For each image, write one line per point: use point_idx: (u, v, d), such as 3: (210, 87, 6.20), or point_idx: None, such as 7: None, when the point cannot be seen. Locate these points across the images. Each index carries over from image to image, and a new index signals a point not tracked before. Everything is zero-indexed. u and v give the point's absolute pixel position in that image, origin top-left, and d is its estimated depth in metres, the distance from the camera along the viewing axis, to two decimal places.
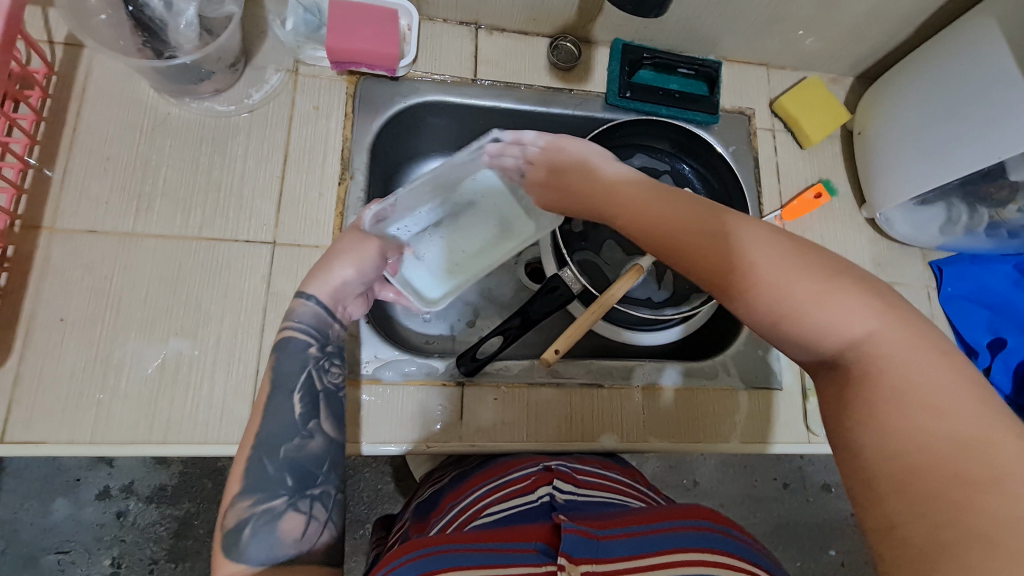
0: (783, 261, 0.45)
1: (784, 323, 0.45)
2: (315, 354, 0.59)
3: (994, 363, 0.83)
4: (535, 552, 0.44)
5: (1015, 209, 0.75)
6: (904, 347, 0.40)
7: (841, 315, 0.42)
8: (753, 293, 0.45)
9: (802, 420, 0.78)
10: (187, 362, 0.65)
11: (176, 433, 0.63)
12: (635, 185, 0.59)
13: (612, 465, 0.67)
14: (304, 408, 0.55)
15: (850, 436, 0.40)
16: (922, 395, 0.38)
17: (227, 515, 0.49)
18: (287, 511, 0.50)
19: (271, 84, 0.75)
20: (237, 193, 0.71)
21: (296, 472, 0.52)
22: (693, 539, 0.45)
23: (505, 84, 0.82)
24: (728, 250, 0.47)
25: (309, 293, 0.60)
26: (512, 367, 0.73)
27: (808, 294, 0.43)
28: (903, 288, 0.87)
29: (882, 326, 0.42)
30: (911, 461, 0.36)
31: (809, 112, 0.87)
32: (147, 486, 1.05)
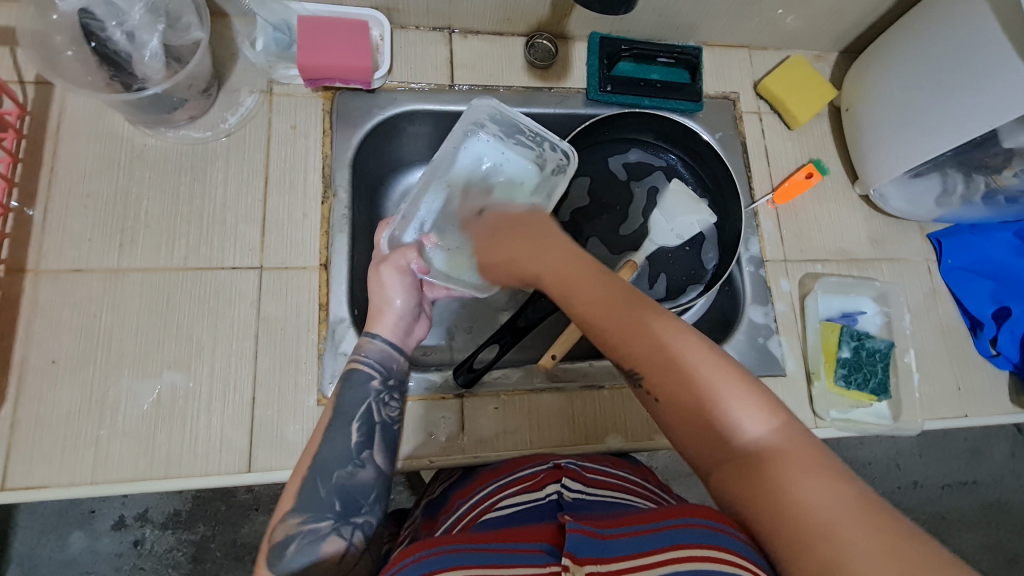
0: (690, 354, 0.46)
1: (690, 421, 0.45)
2: (378, 387, 0.61)
3: (999, 333, 0.82)
4: (541, 553, 0.43)
5: (1011, 174, 0.74)
6: (789, 442, 0.43)
7: (741, 413, 0.44)
8: (670, 388, 0.46)
9: (808, 404, 0.77)
10: (182, 395, 0.64)
11: (177, 467, 0.62)
12: (559, 234, 0.59)
13: (621, 462, 0.66)
14: (361, 436, 0.58)
15: (750, 499, 0.42)
16: (797, 464, 0.42)
17: (276, 529, 0.52)
18: (331, 534, 0.53)
19: (246, 107, 0.74)
20: (220, 220, 0.70)
21: (344, 499, 0.55)
22: (705, 535, 0.42)
23: (483, 88, 0.81)
24: (648, 345, 0.48)
25: (375, 332, 0.63)
26: (511, 374, 0.73)
27: (714, 392, 0.45)
28: (902, 263, 0.86)
29: (771, 423, 0.44)
30: (811, 532, 0.39)
31: (794, 93, 0.86)
32: (161, 513, 1.05)
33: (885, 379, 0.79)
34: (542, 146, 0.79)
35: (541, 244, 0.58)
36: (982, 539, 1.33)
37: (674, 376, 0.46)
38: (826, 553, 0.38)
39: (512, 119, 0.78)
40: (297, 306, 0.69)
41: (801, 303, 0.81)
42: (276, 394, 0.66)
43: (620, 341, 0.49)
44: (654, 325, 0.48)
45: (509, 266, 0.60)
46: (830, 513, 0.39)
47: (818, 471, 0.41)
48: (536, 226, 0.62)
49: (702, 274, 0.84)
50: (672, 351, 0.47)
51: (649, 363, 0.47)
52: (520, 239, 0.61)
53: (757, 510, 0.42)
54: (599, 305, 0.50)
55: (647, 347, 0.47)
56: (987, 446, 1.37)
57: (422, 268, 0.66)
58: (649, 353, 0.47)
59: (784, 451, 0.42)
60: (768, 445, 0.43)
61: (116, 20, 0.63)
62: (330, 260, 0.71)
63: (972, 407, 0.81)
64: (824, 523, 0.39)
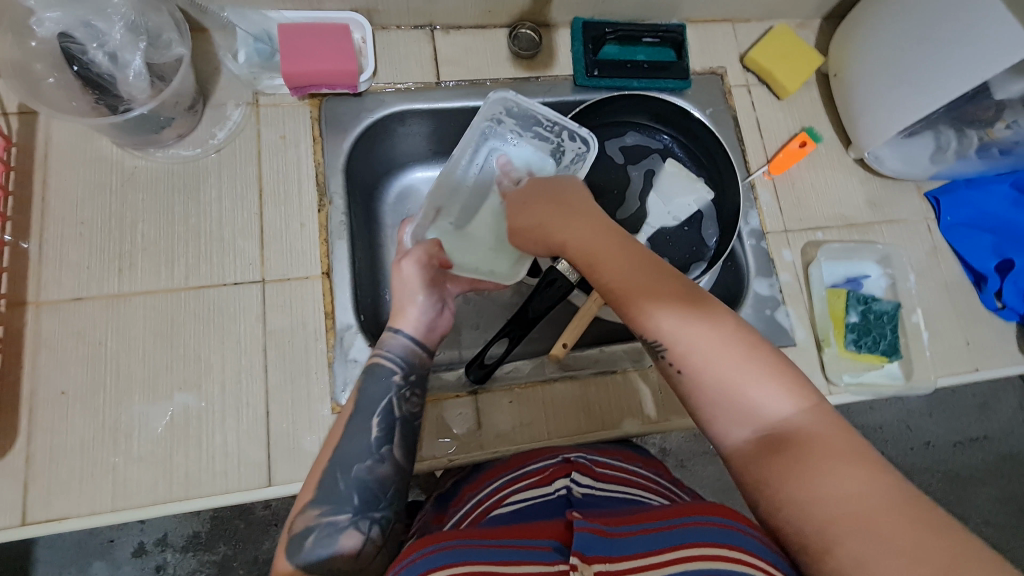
0: (717, 334, 0.49)
1: (716, 395, 0.47)
2: (399, 382, 0.62)
3: (1004, 285, 0.83)
4: (548, 551, 0.43)
5: (1004, 126, 0.76)
6: (818, 425, 0.45)
7: (769, 391, 0.46)
8: (697, 363, 0.48)
9: (820, 371, 0.77)
10: (195, 415, 0.64)
11: (198, 488, 0.62)
12: (592, 204, 0.60)
13: (634, 457, 0.67)
14: (381, 431, 0.59)
15: (776, 485, 0.43)
16: (823, 445, 0.43)
17: (297, 520, 0.54)
18: (349, 527, 0.54)
19: (234, 121, 0.73)
20: (217, 237, 0.69)
21: (362, 493, 0.55)
22: (709, 533, 0.43)
23: (471, 82, 0.81)
24: (676, 320, 0.50)
25: (398, 326, 0.64)
26: (522, 368, 0.73)
27: (740, 369, 0.47)
28: (901, 225, 0.86)
29: (798, 405, 0.46)
30: (837, 520, 0.40)
31: (780, 62, 0.85)
32: (180, 536, 1.04)
33: (895, 340, 0.79)
34: (561, 135, 0.78)
35: (571, 214, 0.58)
36: (997, 492, 1.34)
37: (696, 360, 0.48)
38: (852, 548, 0.38)
39: (526, 110, 0.77)
40: (303, 317, 0.69)
41: (805, 271, 0.81)
42: (290, 407, 0.66)
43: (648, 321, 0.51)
44: (682, 306, 0.50)
45: (537, 233, 0.60)
46: (860, 503, 0.40)
47: (844, 452, 0.43)
48: (568, 194, 0.61)
49: (704, 251, 0.83)
50: (697, 334, 0.49)
51: (676, 339, 0.49)
52: (548, 204, 0.61)
53: (780, 490, 0.43)
54: (631, 278, 0.52)
55: (674, 321, 0.50)
56: (995, 400, 1.38)
57: (443, 262, 0.70)
58: (676, 334, 0.49)
59: (810, 434, 0.44)
60: (798, 428, 0.45)
61: (96, 42, 0.62)
62: (331, 268, 0.71)
63: (982, 361, 0.81)
64: (854, 512, 0.40)
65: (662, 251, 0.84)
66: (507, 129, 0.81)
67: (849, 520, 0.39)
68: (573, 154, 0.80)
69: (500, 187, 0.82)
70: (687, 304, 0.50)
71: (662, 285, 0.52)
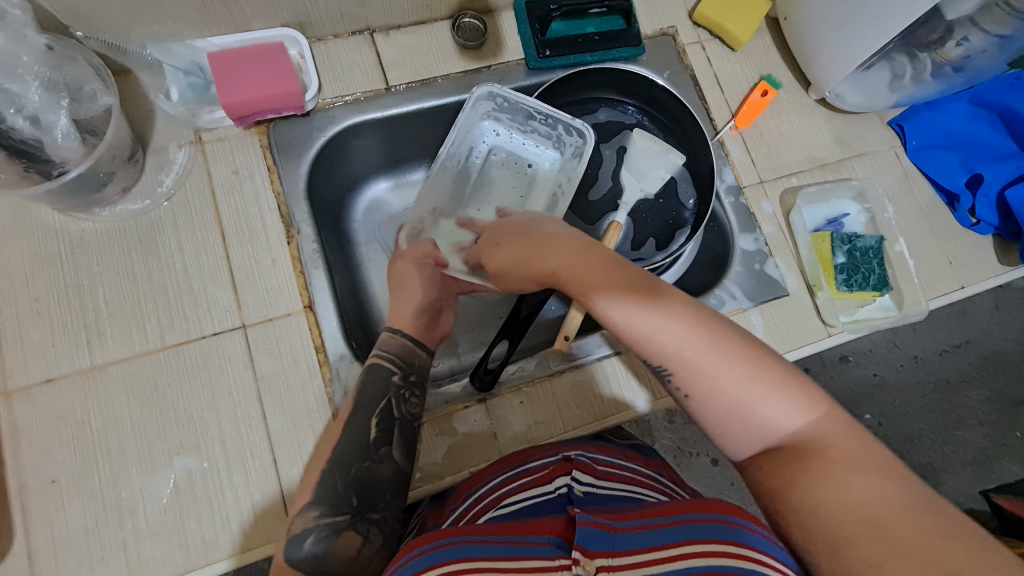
0: (722, 352, 0.49)
1: (727, 415, 0.48)
2: (398, 383, 0.62)
3: (976, 200, 0.83)
4: (549, 545, 0.42)
5: (955, 44, 0.74)
6: (832, 437, 0.45)
7: (781, 408, 0.47)
8: (704, 383, 0.49)
9: (816, 316, 0.77)
10: (200, 478, 0.61)
11: (217, 550, 0.59)
12: (566, 232, 0.60)
13: (635, 455, 0.66)
14: (379, 433, 0.59)
15: (797, 498, 0.44)
16: (839, 456, 0.44)
17: (296, 520, 0.54)
18: (347, 529, 0.55)
19: (180, 163, 0.69)
20: (186, 288, 0.66)
21: (360, 492, 0.56)
22: (712, 529, 0.43)
23: (421, 82, 0.77)
24: (680, 339, 0.50)
25: (397, 328, 0.64)
26: (526, 366, 0.71)
27: (752, 388, 0.47)
28: (871, 156, 0.86)
29: (810, 417, 0.47)
30: (855, 527, 0.41)
31: (730, 13, 0.84)
32: None
33: (883, 273, 0.80)
34: (558, 129, 0.78)
35: (553, 243, 0.58)
36: (987, 392, 1.39)
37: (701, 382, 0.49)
38: (868, 553, 0.39)
39: (516, 103, 0.76)
40: (293, 356, 0.66)
41: (787, 220, 0.81)
42: (298, 451, 0.63)
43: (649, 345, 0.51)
44: (680, 328, 0.50)
45: (517, 269, 0.60)
46: (876, 510, 0.41)
47: (860, 461, 0.44)
48: (539, 226, 0.63)
49: (683, 215, 0.83)
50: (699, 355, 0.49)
51: (680, 357, 0.50)
52: (526, 241, 0.61)
53: (795, 501, 0.44)
54: (625, 296, 0.53)
55: (677, 341, 0.50)
56: (971, 305, 1.43)
57: (439, 260, 0.70)
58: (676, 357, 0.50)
59: (825, 442, 0.45)
60: (812, 438, 0.46)
61: (13, 107, 0.56)
62: (313, 300, 0.68)
63: (965, 277, 0.83)
64: (874, 520, 0.40)
65: (644, 224, 0.83)
66: (501, 123, 0.80)
67: (861, 522, 0.41)
68: (571, 147, 0.80)
69: (501, 183, 0.81)
70: (688, 324, 0.50)
71: (662, 305, 0.52)
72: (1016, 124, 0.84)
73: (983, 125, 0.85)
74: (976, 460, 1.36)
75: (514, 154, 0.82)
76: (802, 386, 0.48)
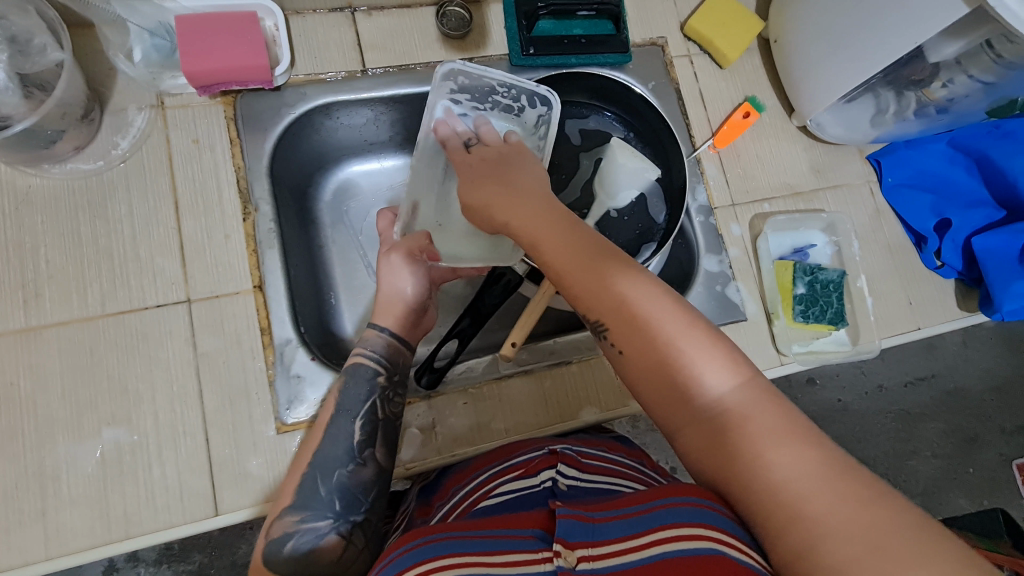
0: (661, 309, 0.49)
1: (651, 371, 0.49)
2: (383, 384, 0.63)
3: (942, 244, 0.84)
4: (532, 538, 0.43)
5: (940, 86, 0.73)
6: (751, 406, 0.46)
7: (710, 368, 0.47)
8: (632, 340, 0.49)
9: (770, 343, 0.78)
10: (129, 451, 0.60)
11: (138, 525, 0.59)
12: (535, 187, 0.59)
13: (618, 446, 0.68)
14: (363, 435, 0.59)
15: (737, 478, 0.44)
16: (760, 422, 0.45)
17: (274, 526, 0.54)
18: (329, 531, 0.55)
19: (138, 127, 0.67)
20: (132, 256, 0.64)
21: (343, 498, 0.56)
22: (685, 513, 0.43)
23: (399, 68, 0.76)
24: (614, 296, 0.50)
25: (383, 325, 0.65)
26: (475, 367, 0.71)
27: (679, 346, 0.48)
28: (845, 189, 0.86)
29: (735, 381, 0.47)
30: (784, 513, 0.41)
31: (721, 30, 0.83)
32: (152, 551, 1.02)
33: (841, 307, 0.81)
34: (523, 98, 0.74)
35: (519, 198, 0.57)
36: (944, 425, 1.42)
37: (634, 333, 0.49)
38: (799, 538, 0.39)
39: (477, 79, 0.73)
40: (237, 335, 0.64)
41: (753, 245, 0.81)
42: (232, 433, 0.62)
43: (588, 297, 0.51)
44: (624, 282, 0.50)
45: (479, 214, 0.60)
46: (805, 493, 0.41)
47: (778, 427, 0.44)
48: (510, 172, 0.61)
49: (654, 229, 0.82)
50: (636, 308, 0.49)
51: (614, 314, 0.50)
52: (495, 187, 0.59)
53: (729, 467, 0.45)
54: (570, 251, 0.53)
55: (610, 300, 0.50)
56: (939, 339, 1.46)
57: (433, 255, 0.68)
58: (612, 311, 0.50)
59: (746, 408, 0.45)
60: (735, 404, 0.46)
61: None
62: (263, 281, 0.66)
63: (923, 319, 0.83)
64: (795, 504, 0.41)
65: (612, 234, 0.81)
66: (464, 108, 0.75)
67: (788, 510, 0.41)
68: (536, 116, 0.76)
69: None
70: (627, 279, 0.51)
71: (602, 258, 0.52)
72: (993, 173, 0.85)
73: (960, 169, 0.86)
74: (926, 490, 1.39)
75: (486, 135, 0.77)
76: (731, 351, 0.48)
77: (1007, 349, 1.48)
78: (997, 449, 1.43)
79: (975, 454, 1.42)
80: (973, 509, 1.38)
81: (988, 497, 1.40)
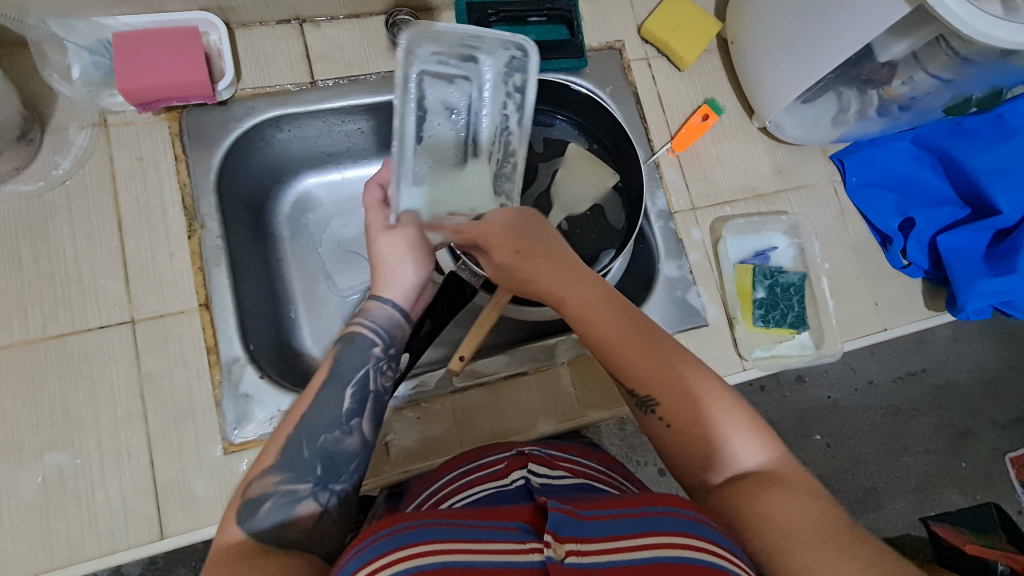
0: (691, 384, 0.53)
1: (698, 447, 0.51)
2: (378, 355, 0.58)
3: (908, 243, 0.83)
4: (517, 530, 0.40)
5: (900, 84, 0.72)
6: (784, 470, 0.49)
7: (749, 441, 0.51)
8: (683, 415, 0.52)
9: (733, 348, 0.77)
10: (71, 475, 0.59)
11: (82, 551, 0.58)
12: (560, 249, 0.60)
13: (588, 451, 0.66)
14: (352, 404, 0.55)
15: (754, 516, 0.46)
16: (779, 479, 0.48)
17: (251, 485, 0.50)
18: (307, 498, 0.51)
19: (80, 146, 0.66)
20: (75, 277, 0.63)
21: (325, 464, 0.52)
22: (674, 522, 0.41)
23: (349, 79, 0.75)
24: (668, 373, 0.53)
25: (384, 297, 0.60)
26: (428, 380, 0.69)
27: (725, 422, 0.51)
28: (808, 190, 0.85)
29: (762, 450, 0.51)
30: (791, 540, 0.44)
31: (677, 32, 0.82)
32: (136, 566, 1.01)
33: (802, 310, 0.80)
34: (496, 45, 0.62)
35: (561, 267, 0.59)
36: (936, 420, 1.41)
37: (679, 408, 0.52)
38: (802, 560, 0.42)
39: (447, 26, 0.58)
40: (182, 355, 0.64)
41: (714, 249, 0.80)
42: (177, 454, 0.61)
43: (636, 374, 0.54)
44: (665, 360, 0.54)
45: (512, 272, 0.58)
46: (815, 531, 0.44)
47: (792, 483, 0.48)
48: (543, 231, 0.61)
49: (614, 238, 0.81)
50: (679, 382, 0.53)
51: (662, 387, 0.53)
52: (537, 249, 0.59)
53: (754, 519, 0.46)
54: (615, 330, 0.55)
55: (663, 376, 0.53)
56: (929, 334, 1.44)
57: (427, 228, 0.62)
58: (660, 387, 0.53)
59: (775, 475, 0.49)
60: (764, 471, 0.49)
61: None
62: (210, 299, 0.66)
63: (890, 319, 0.82)
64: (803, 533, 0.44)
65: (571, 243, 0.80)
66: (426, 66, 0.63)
67: (793, 535, 0.44)
68: (510, 62, 0.64)
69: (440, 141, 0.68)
70: (671, 354, 0.54)
71: (644, 335, 0.55)
72: (955, 170, 0.84)
73: (923, 167, 0.85)
74: (919, 487, 1.37)
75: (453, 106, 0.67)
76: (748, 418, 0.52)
77: (999, 342, 1.47)
78: (990, 443, 1.42)
79: (967, 449, 1.41)
80: (966, 505, 1.37)
81: (981, 491, 1.39)
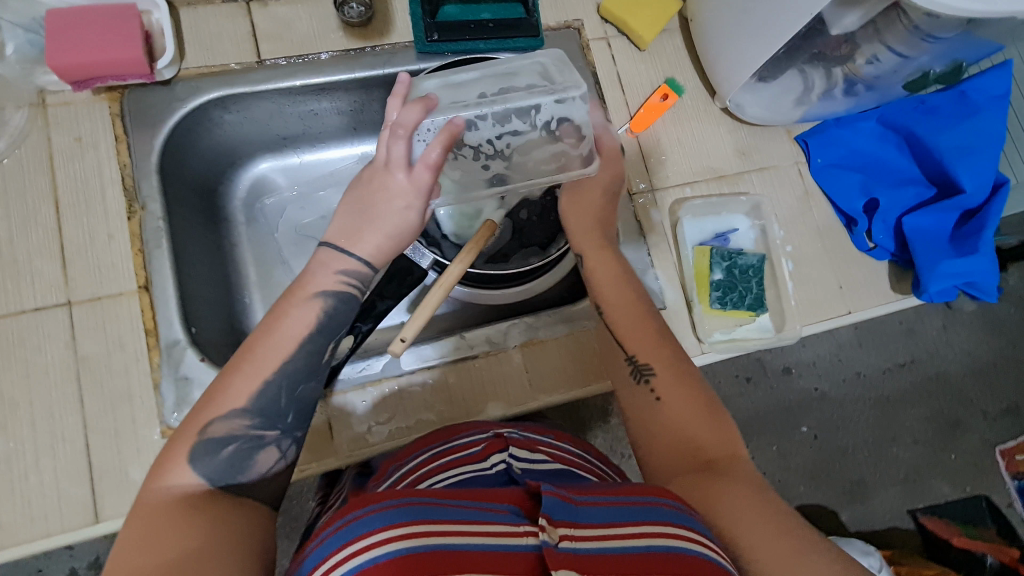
0: (687, 375, 0.59)
1: (678, 425, 0.56)
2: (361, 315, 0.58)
3: (873, 224, 0.82)
4: (508, 513, 0.39)
5: (864, 61, 0.69)
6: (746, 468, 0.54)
7: (724, 434, 0.56)
8: (673, 391, 0.58)
9: (691, 332, 0.75)
10: (3, 459, 0.58)
11: (13, 536, 0.57)
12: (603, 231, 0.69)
13: (564, 435, 0.64)
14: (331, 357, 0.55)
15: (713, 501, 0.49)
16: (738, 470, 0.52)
17: (213, 428, 0.48)
18: (270, 444, 0.50)
19: (15, 126, 0.65)
20: (10, 258, 0.62)
21: (297, 412, 0.52)
22: (664, 514, 0.41)
23: (298, 58, 0.73)
24: (667, 354, 0.60)
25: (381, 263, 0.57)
26: (374, 364, 0.68)
27: (706, 412, 0.57)
28: (773, 171, 0.83)
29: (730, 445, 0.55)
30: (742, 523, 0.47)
31: (635, 10, 0.81)
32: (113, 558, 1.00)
33: (761, 293, 0.79)
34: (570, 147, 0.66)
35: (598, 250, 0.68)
36: (926, 411, 1.39)
37: (675, 385, 0.58)
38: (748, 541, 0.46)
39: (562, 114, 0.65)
40: (119, 337, 0.63)
41: (673, 232, 0.79)
42: (113, 438, 0.60)
43: (644, 347, 0.61)
44: (669, 348, 0.61)
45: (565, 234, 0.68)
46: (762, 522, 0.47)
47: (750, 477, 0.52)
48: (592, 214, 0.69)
49: None
50: (680, 367, 0.59)
51: (660, 364, 0.59)
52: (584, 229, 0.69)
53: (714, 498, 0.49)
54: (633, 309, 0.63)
55: (662, 354, 0.60)
56: (919, 324, 1.41)
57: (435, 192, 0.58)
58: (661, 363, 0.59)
59: (737, 467, 0.53)
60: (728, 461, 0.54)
61: None
62: (149, 281, 0.64)
63: (854, 303, 0.81)
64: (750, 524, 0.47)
65: (526, 225, 0.79)
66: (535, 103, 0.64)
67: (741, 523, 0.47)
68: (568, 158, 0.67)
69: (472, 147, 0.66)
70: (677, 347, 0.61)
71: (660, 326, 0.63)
72: (922, 150, 0.83)
73: (890, 147, 0.83)
74: (908, 479, 1.35)
75: (512, 134, 0.66)
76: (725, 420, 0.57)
77: (988, 331, 1.45)
78: (981, 434, 1.40)
79: (957, 440, 1.39)
80: (955, 497, 1.36)
81: (971, 483, 1.37)
